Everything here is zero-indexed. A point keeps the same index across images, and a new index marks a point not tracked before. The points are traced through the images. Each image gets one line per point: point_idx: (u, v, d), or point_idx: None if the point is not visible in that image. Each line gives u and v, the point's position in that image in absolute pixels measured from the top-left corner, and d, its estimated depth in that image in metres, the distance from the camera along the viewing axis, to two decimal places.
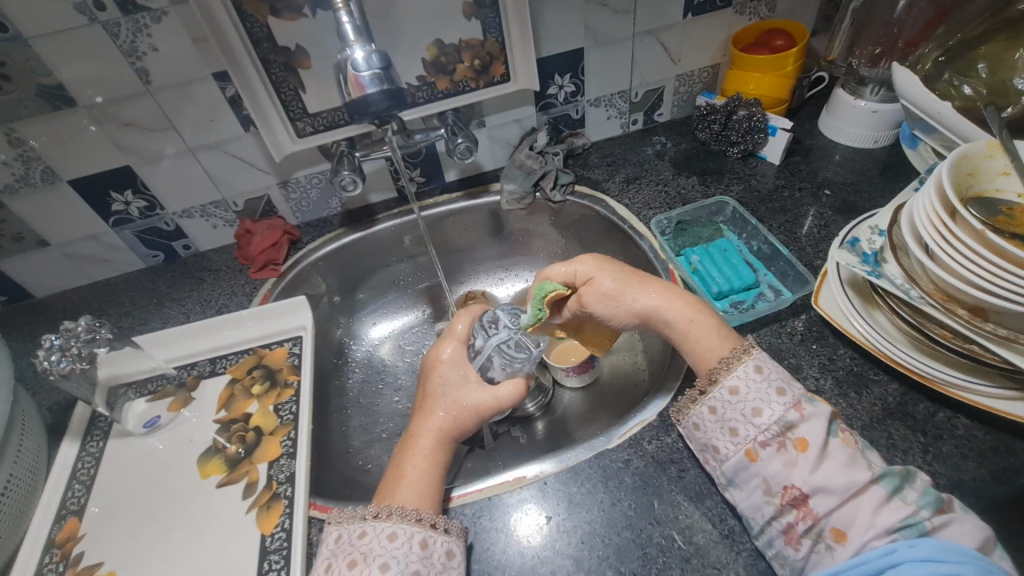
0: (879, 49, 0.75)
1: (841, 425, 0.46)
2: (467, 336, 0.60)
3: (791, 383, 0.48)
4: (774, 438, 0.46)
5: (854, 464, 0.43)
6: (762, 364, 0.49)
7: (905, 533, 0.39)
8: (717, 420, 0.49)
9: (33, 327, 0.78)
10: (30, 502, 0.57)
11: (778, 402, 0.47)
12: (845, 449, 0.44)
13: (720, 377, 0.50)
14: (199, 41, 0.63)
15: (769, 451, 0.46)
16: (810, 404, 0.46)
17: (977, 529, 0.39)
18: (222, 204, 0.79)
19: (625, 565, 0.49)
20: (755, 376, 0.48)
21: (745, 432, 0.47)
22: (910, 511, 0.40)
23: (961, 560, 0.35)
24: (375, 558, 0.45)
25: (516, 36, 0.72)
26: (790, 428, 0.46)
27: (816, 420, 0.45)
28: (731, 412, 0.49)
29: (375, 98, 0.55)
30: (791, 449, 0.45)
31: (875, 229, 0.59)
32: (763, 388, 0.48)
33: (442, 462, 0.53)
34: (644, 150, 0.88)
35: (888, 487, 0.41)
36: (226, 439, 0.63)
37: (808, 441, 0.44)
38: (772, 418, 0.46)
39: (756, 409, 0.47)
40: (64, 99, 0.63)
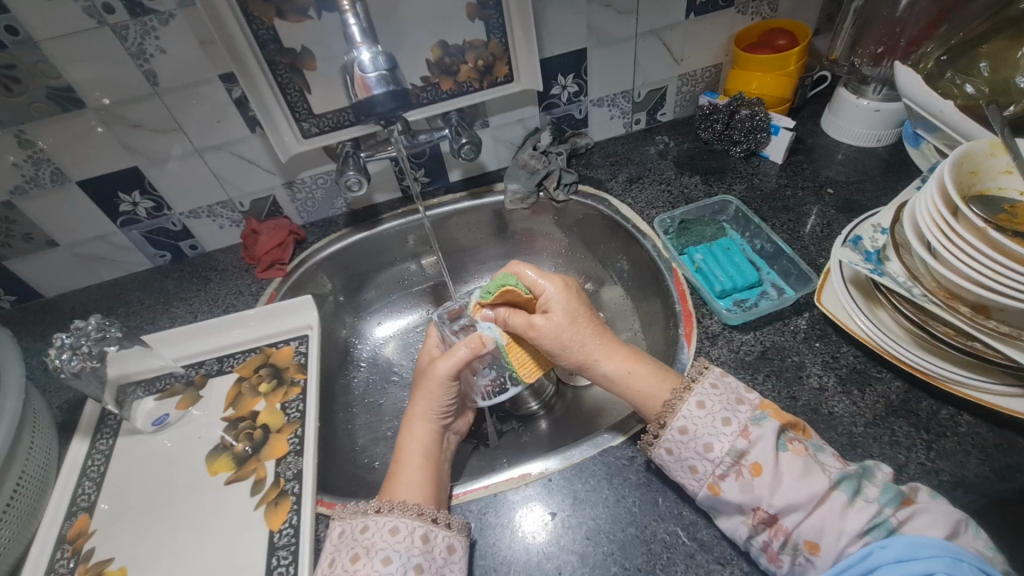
0: (881, 49, 0.75)
1: (791, 436, 0.47)
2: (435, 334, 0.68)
3: (736, 409, 0.48)
4: (730, 468, 0.46)
5: (811, 473, 0.44)
6: (704, 399, 0.49)
7: (875, 534, 0.41)
8: (675, 460, 0.49)
9: (43, 327, 0.79)
10: (41, 500, 0.58)
11: (725, 434, 0.47)
12: (797, 458, 0.45)
13: (666, 421, 0.49)
14: (207, 43, 0.63)
15: (729, 481, 0.46)
16: (756, 426, 0.46)
17: (944, 518, 0.41)
18: (228, 204, 0.80)
19: (630, 561, 0.49)
20: (698, 413, 0.48)
21: (703, 468, 0.47)
22: (875, 511, 0.42)
23: (931, 555, 0.37)
24: (378, 552, 0.46)
25: (520, 37, 0.73)
26: (741, 455, 0.46)
27: (764, 441, 0.45)
28: (686, 451, 0.48)
29: (382, 99, 0.55)
30: (746, 475, 0.45)
31: (877, 227, 0.59)
32: (709, 422, 0.48)
33: (431, 451, 0.57)
34: (647, 150, 0.89)
35: (848, 491, 0.43)
36: (234, 437, 0.63)
37: (761, 465, 0.45)
38: (723, 450, 0.46)
39: (707, 444, 0.47)
40: (73, 101, 0.64)
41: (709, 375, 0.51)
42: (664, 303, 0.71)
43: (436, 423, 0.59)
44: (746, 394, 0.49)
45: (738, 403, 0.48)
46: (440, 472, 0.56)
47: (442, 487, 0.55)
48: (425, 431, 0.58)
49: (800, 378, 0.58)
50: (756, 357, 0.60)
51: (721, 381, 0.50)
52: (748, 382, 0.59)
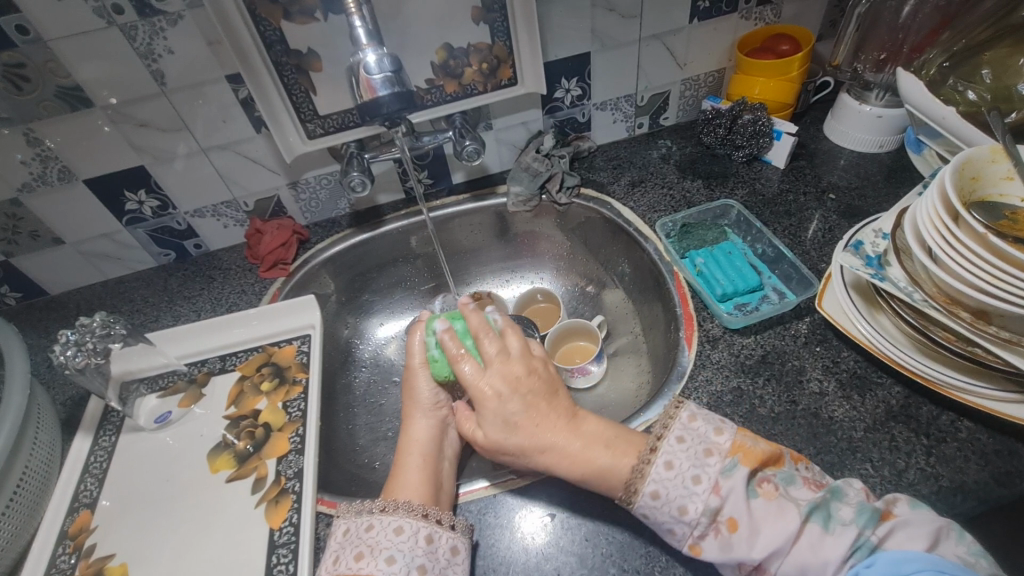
0: (884, 54, 0.75)
1: (759, 477, 0.45)
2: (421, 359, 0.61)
3: (703, 463, 0.46)
4: (707, 527, 0.44)
5: (782, 515, 0.43)
6: (671, 458, 0.46)
7: (857, 557, 0.40)
8: (653, 523, 0.46)
9: (48, 323, 0.79)
10: (44, 494, 0.58)
11: (697, 493, 0.45)
12: (768, 503, 0.44)
13: (660, 439, 0.48)
14: (214, 44, 0.64)
15: (708, 539, 0.44)
16: (726, 479, 0.45)
17: (923, 530, 0.41)
18: (233, 204, 0.80)
19: (628, 563, 0.49)
20: (666, 475, 0.46)
21: (680, 531, 0.45)
22: (854, 535, 0.41)
23: (915, 569, 0.37)
24: (382, 551, 0.47)
25: (524, 40, 0.73)
26: (717, 512, 0.44)
27: (735, 494, 0.44)
28: (661, 516, 0.45)
29: (387, 100, 0.56)
30: (724, 532, 0.43)
31: (879, 232, 0.59)
32: (679, 484, 0.45)
33: (427, 450, 0.57)
34: (649, 153, 0.89)
35: (820, 522, 0.42)
36: (235, 435, 0.64)
37: (736, 520, 0.43)
38: (698, 512, 0.44)
39: (681, 507, 0.45)
40: (81, 100, 0.64)
41: (674, 429, 0.48)
42: (665, 307, 0.71)
43: (429, 421, 0.60)
44: (711, 442, 0.47)
45: (707, 454, 0.46)
46: (439, 474, 0.56)
47: (442, 487, 0.55)
48: (420, 430, 0.59)
49: (801, 383, 0.58)
50: (757, 361, 0.61)
51: (697, 415, 0.49)
52: (749, 386, 0.59)
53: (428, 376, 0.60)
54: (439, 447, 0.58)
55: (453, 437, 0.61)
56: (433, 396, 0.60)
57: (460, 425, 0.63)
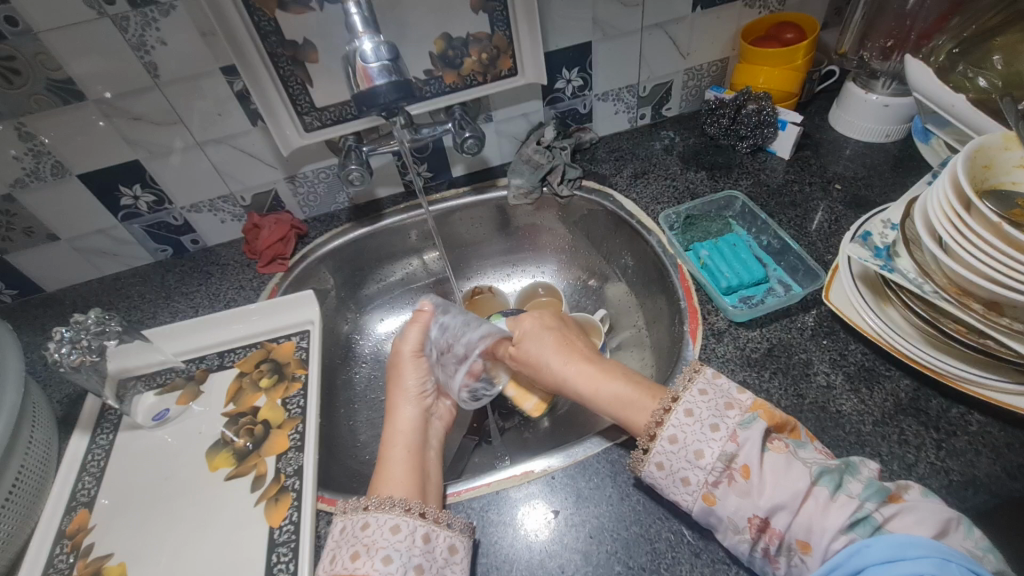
0: (891, 42, 0.73)
1: (773, 435, 0.46)
2: (416, 347, 0.63)
3: (724, 414, 0.47)
4: (721, 474, 0.45)
5: (792, 471, 0.43)
6: (691, 407, 0.48)
7: (859, 530, 0.40)
8: (666, 475, 0.47)
9: (44, 321, 0.78)
10: (41, 494, 0.57)
11: (714, 440, 0.46)
12: (779, 457, 0.44)
13: (656, 431, 0.48)
14: (208, 35, 0.63)
15: (722, 489, 0.44)
16: (744, 429, 0.45)
17: (932, 516, 0.39)
18: (230, 198, 0.79)
19: (633, 560, 0.49)
20: (687, 421, 0.47)
21: (695, 478, 0.45)
22: (856, 506, 0.40)
23: (919, 555, 0.36)
24: (378, 550, 0.46)
25: (524, 29, 0.72)
26: (732, 458, 0.45)
27: (751, 443, 0.44)
28: (678, 462, 0.47)
29: (383, 89, 0.54)
30: (738, 479, 0.44)
31: (887, 222, 0.58)
32: (698, 429, 0.47)
33: (411, 443, 0.57)
34: (652, 145, 0.88)
35: (830, 486, 0.42)
36: (234, 433, 0.63)
37: (749, 467, 0.43)
38: (714, 456, 0.45)
39: (697, 451, 0.46)
40: (74, 93, 0.63)
41: (698, 381, 0.49)
42: (669, 300, 0.70)
43: (417, 409, 0.60)
44: (734, 398, 0.48)
45: (728, 407, 0.47)
46: (425, 467, 0.55)
47: (428, 480, 0.54)
48: (405, 422, 0.59)
49: (808, 376, 0.57)
50: (763, 354, 0.60)
51: (710, 386, 0.49)
52: (755, 379, 0.58)
53: (416, 367, 0.63)
54: (423, 437, 0.58)
55: (437, 426, 0.62)
56: (420, 386, 0.62)
57: (444, 416, 0.63)
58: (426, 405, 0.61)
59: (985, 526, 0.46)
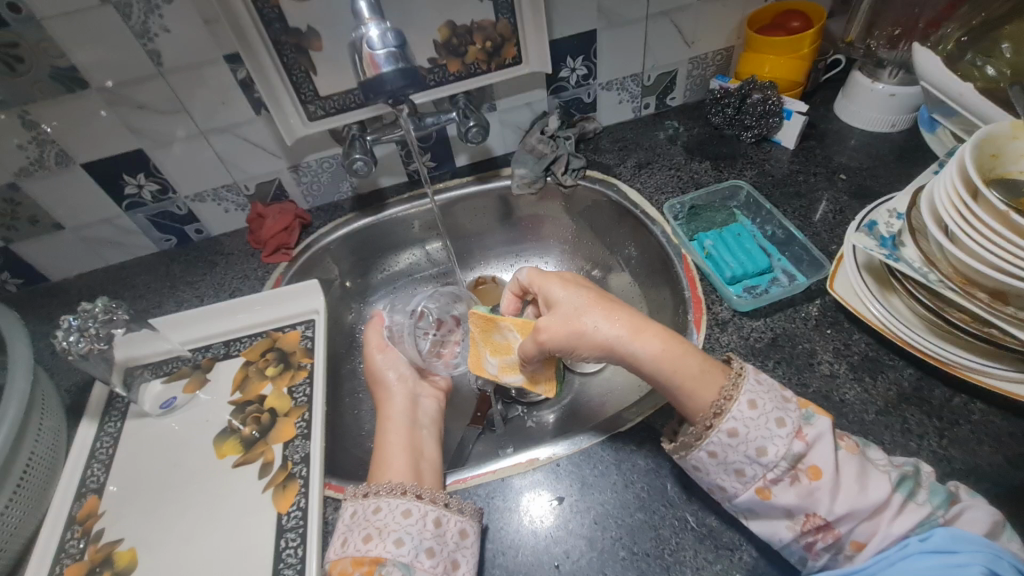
0: (898, 31, 0.74)
1: (840, 433, 0.46)
2: (382, 341, 0.66)
3: (786, 408, 0.46)
4: (785, 472, 0.44)
5: (866, 477, 0.43)
6: (754, 398, 0.46)
7: (920, 532, 0.41)
8: (717, 463, 0.46)
9: (50, 310, 0.79)
10: (50, 480, 0.58)
11: (779, 436, 0.45)
12: (852, 458, 0.44)
13: (717, 421, 0.46)
14: (211, 22, 0.62)
15: (783, 486, 0.44)
16: (810, 427, 0.45)
17: (988, 519, 0.41)
18: (234, 187, 0.79)
19: (638, 546, 0.49)
20: (750, 414, 0.46)
21: (753, 471, 0.45)
22: (926, 513, 0.42)
23: (972, 549, 0.37)
24: (390, 532, 0.47)
25: (528, 16, 0.71)
26: (798, 458, 0.44)
27: (822, 442, 0.44)
28: (734, 454, 0.45)
29: (391, 76, 0.54)
30: (805, 479, 0.44)
31: (893, 212, 0.58)
32: (763, 425, 0.45)
33: (403, 424, 0.59)
34: (656, 135, 0.87)
35: (903, 492, 0.43)
36: (241, 421, 0.63)
37: (820, 469, 0.43)
38: (779, 454, 0.44)
39: (760, 448, 0.45)
40: (77, 81, 0.63)
41: (751, 371, 0.48)
42: (673, 290, 0.70)
43: (402, 388, 0.63)
44: (785, 391, 0.47)
45: (786, 401, 0.47)
46: (419, 447, 0.57)
47: (425, 462, 0.56)
48: (395, 407, 0.61)
49: (811, 365, 0.57)
50: (767, 344, 0.60)
51: (762, 378, 0.48)
52: (759, 368, 0.58)
53: (387, 360, 0.65)
54: (416, 420, 0.61)
55: (427, 405, 0.64)
56: (397, 373, 0.64)
57: (433, 395, 0.66)
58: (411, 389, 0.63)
59: None
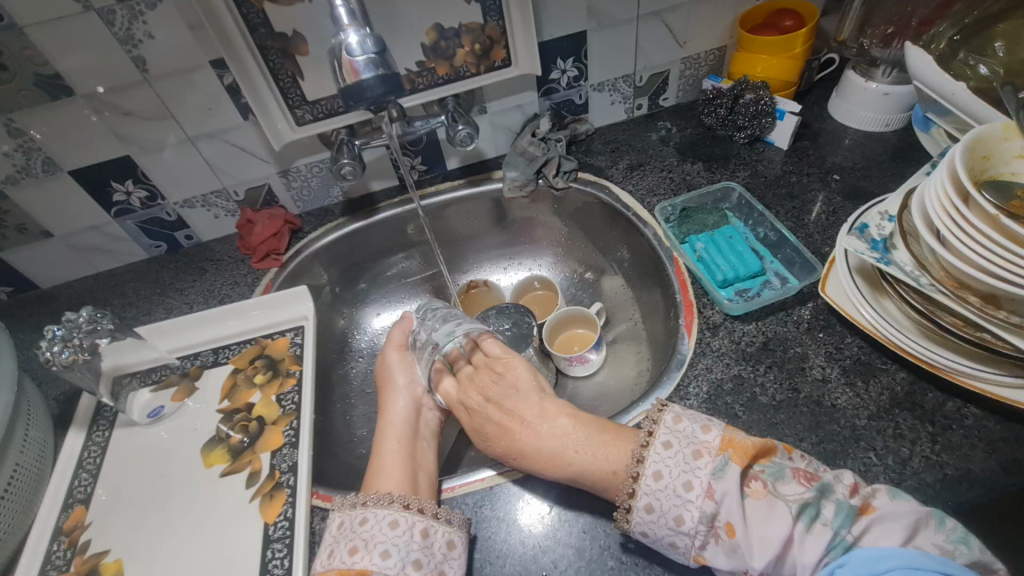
0: (891, 30, 0.73)
1: (749, 474, 0.44)
2: (403, 344, 0.66)
3: (693, 466, 0.44)
4: (705, 533, 0.43)
5: (773, 514, 0.42)
6: (659, 470, 0.45)
7: (834, 553, 0.40)
8: (652, 541, 0.45)
9: (39, 318, 0.78)
10: (38, 491, 0.58)
11: (690, 501, 0.43)
12: (759, 503, 0.42)
13: (637, 475, 0.45)
14: (196, 28, 0.62)
15: (711, 549, 0.43)
16: (718, 482, 0.43)
17: (901, 524, 0.40)
18: (222, 193, 0.79)
19: (626, 555, 0.49)
20: (656, 487, 0.44)
21: (682, 543, 0.44)
22: (831, 534, 0.40)
23: (887, 568, 0.37)
24: (376, 545, 0.46)
25: (517, 18, 0.71)
26: (713, 518, 0.43)
27: (728, 498, 0.42)
28: (659, 529, 0.44)
29: (371, 83, 0.53)
30: (724, 537, 0.42)
31: (885, 214, 0.57)
32: (672, 494, 0.44)
33: (402, 434, 0.58)
34: (648, 136, 0.87)
35: (806, 519, 0.41)
36: (229, 429, 0.63)
37: (733, 526, 0.42)
38: (693, 521, 0.43)
39: (677, 518, 0.43)
40: (61, 88, 0.62)
41: (660, 434, 0.46)
42: (665, 293, 0.70)
43: (407, 398, 0.61)
44: (699, 445, 0.45)
45: (696, 456, 0.45)
46: (415, 458, 0.56)
47: (419, 472, 0.55)
48: (397, 413, 0.60)
49: (803, 370, 0.57)
50: (758, 349, 0.59)
51: (674, 435, 0.46)
52: (750, 373, 0.57)
53: (403, 362, 0.64)
54: (416, 429, 0.59)
55: (431, 416, 0.62)
56: (408, 378, 0.63)
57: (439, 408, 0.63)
58: (418, 397, 0.62)
59: (979, 520, 0.46)
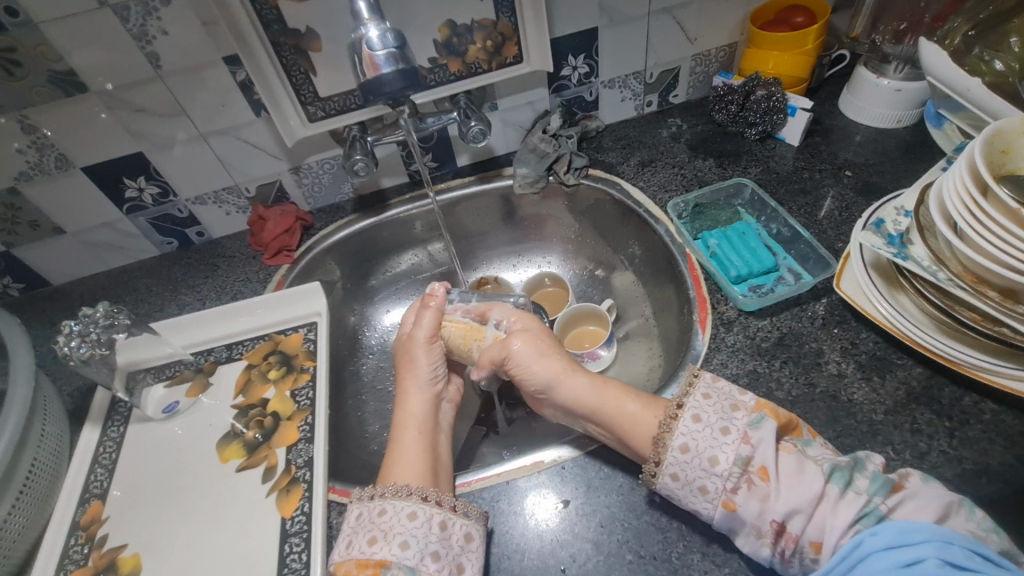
0: (904, 25, 0.73)
1: (783, 436, 0.46)
2: (430, 332, 0.64)
3: (731, 416, 0.47)
4: (739, 479, 0.44)
5: (807, 473, 0.43)
6: (700, 412, 0.48)
7: (864, 523, 0.40)
8: (682, 486, 0.46)
9: (53, 314, 0.79)
10: (54, 486, 0.58)
11: (726, 444, 0.45)
12: (790, 458, 0.44)
13: (666, 441, 0.47)
14: (210, 24, 0.62)
15: (743, 495, 0.44)
16: (755, 430, 0.45)
17: (933, 502, 0.40)
18: (234, 190, 0.79)
19: (645, 549, 0.49)
20: (696, 427, 0.47)
21: (713, 486, 0.45)
22: (863, 501, 0.41)
23: (922, 540, 0.37)
24: (396, 535, 0.47)
25: (529, 15, 0.71)
26: (747, 462, 0.45)
27: (766, 444, 0.44)
28: (692, 471, 0.46)
29: (390, 77, 0.53)
30: (757, 483, 0.44)
31: (901, 209, 0.58)
32: (709, 435, 0.46)
33: (423, 425, 0.58)
34: (659, 133, 0.87)
35: (840, 483, 0.42)
36: (244, 425, 0.63)
37: (767, 469, 0.44)
38: (729, 462, 0.45)
39: (711, 458, 0.45)
40: (76, 84, 0.62)
41: (699, 386, 0.49)
42: (678, 290, 0.70)
43: (427, 390, 0.61)
44: (739, 400, 0.48)
45: (734, 409, 0.47)
46: (436, 450, 0.56)
47: (440, 465, 0.55)
48: (418, 405, 0.60)
49: (819, 365, 0.57)
50: (773, 344, 0.59)
51: (713, 390, 0.49)
52: (765, 368, 0.58)
53: (427, 351, 0.63)
54: (436, 422, 0.60)
55: (447, 410, 0.63)
56: (431, 369, 0.62)
57: (453, 399, 0.64)
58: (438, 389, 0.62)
59: (999, 514, 0.46)
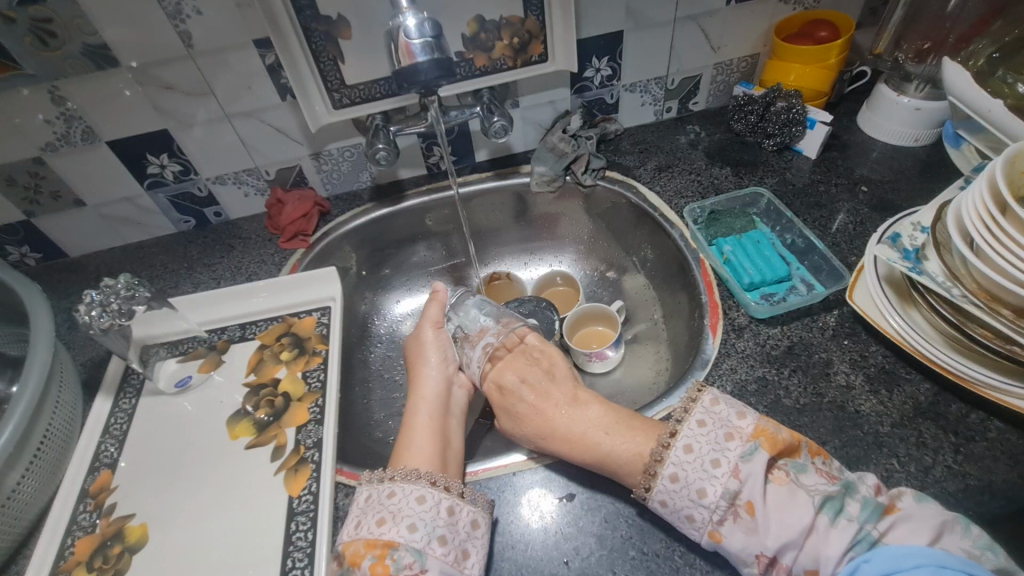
0: (928, 45, 0.73)
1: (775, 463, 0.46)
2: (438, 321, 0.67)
3: (724, 447, 0.46)
4: (726, 511, 0.45)
5: (796, 500, 0.43)
6: (690, 442, 0.47)
7: (858, 549, 0.41)
8: (671, 512, 0.47)
9: (68, 285, 0.79)
10: (65, 453, 0.58)
11: (716, 476, 0.45)
12: (781, 489, 0.44)
13: (656, 470, 0.47)
14: (243, 6, 0.63)
15: (728, 526, 0.44)
16: (745, 463, 0.45)
17: (927, 524, 0.41)
18: (254, 172, 0.79)
19: (648, 546, 0.49)
20: (686, 458, 0.47)
21: (700, 516, 0.45)
22: (857, 529, 0.42)
23: (914, 566, 0.38)
24: (404, 518, 0.47)
25: (558, 15, 0.72)
26: (735, 496, 0.44)
27: (753, 478, 0.44)
28: (680, 500, 0.46)
29: (425, 66, 0.54)
30: (744, 516, 0.44)
31: (917, 225, 0.58)
32: (700, 466, 0.46)
33: (434, 410, 0.59)
34: (677, 139, 0.87)
35: (831, 512, 0.43)
36: (255, 404, 0.64)
37: (753, 503, 0.44)
38: (717, 494, 0.45)
39: (700, 490, 0.45)
40: (108, 59, 0.63)
41: (695, 413, 0.49)
42: (690, 295, 0.70)
43: (438, 373, 0.63)
44: (734, 428, 0.47)
45: (728, 438, 0.47)
46: (446, 436, 0.57)
47: (449, 448, 0.56)
48: (429, 390, 0.60)
49: (827, 375, 0.57)
50: (783, 352, 0.60)
51: (716, 407, 0.49)
52: (774, 375, 0.58)
53: (437, 340, 0.65)
54: (447, 409, 0.60)
55: (460, 396, 0.63)
56: (440, 358, 0.64)
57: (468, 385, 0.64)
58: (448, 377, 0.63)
59: (1001, 531, 0.47)
